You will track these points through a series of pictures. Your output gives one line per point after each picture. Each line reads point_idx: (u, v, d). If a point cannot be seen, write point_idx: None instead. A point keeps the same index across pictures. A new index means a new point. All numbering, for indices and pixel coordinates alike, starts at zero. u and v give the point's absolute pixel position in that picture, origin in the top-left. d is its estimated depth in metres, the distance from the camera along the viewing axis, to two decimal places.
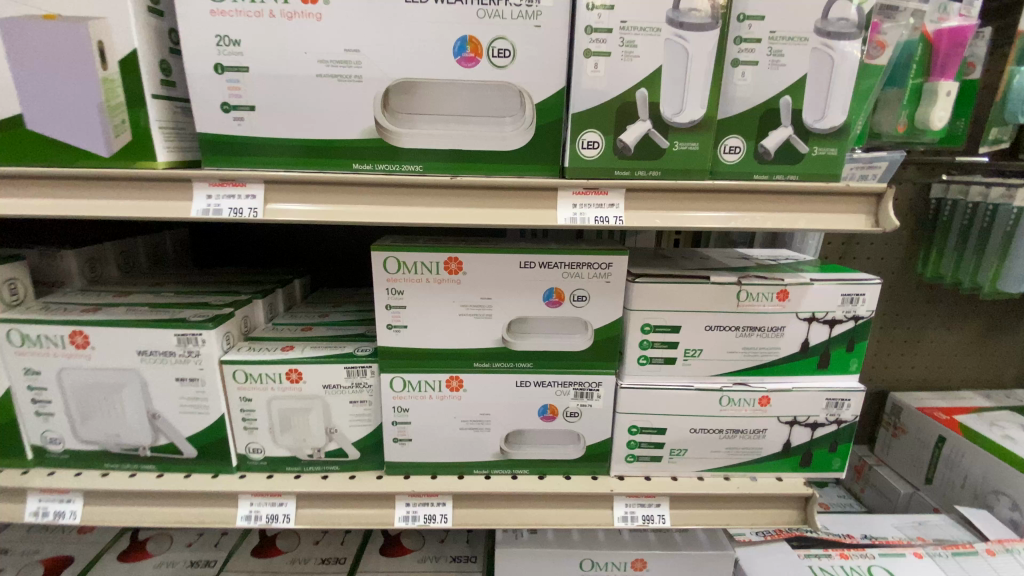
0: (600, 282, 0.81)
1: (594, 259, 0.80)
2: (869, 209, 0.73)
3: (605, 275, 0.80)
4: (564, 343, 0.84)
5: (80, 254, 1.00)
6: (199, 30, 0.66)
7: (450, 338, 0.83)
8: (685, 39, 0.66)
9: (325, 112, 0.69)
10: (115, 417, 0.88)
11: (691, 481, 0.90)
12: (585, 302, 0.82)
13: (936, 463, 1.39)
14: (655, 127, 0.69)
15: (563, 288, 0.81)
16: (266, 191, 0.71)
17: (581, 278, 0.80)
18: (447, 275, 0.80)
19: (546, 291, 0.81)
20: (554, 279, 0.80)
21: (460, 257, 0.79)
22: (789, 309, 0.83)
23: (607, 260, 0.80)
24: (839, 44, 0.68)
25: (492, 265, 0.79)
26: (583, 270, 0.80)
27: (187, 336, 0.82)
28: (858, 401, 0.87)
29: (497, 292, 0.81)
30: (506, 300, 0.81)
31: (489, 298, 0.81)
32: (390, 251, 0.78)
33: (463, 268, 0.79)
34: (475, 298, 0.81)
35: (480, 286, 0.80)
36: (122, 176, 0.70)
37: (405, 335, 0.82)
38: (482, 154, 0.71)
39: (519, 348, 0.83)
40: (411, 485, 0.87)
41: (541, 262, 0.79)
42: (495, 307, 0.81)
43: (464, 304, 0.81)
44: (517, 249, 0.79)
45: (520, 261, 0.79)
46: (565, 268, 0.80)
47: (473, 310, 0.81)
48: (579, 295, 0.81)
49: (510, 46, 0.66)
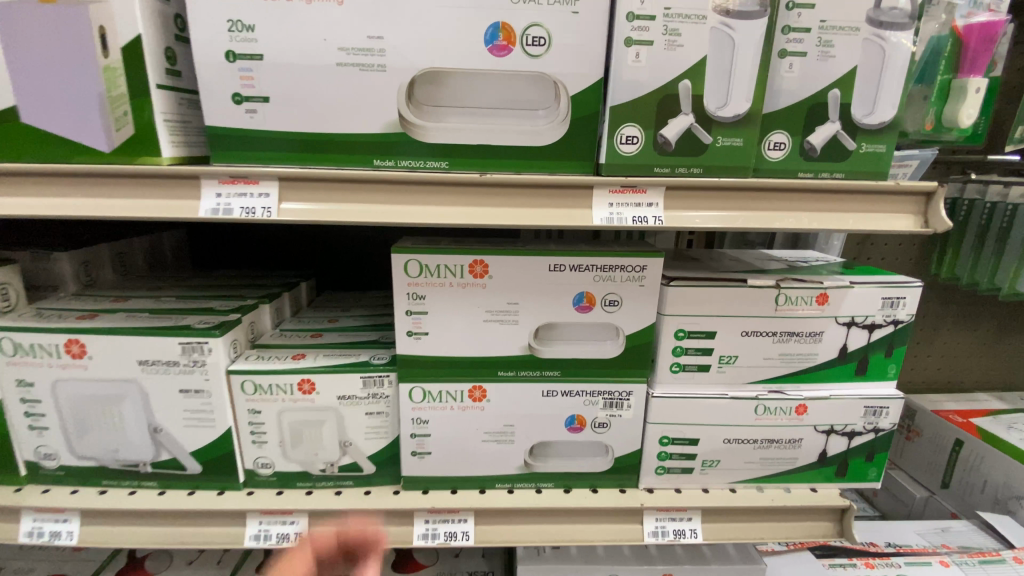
0: (633, 286, 0.77)
1: (627, 261, 0.75)
2: (918, 209, 0.70)
3: (639, 278, 0.76)
4: (594, 350, 0.80)
5: (74, 257, 0.94)
6: (208, 14, 0.61)
7: (473, 346, 0.78)
8: (732, 28, 0.62)
9: (345, 104, 0.64)
10: (114, 431, 0.82)
11: (724, 493, 0.86)
12: (617, 307, 0.77)
13: (954, 468, 1.31)
14: (697, 121, 0.65)
15: (595, 293, 0.77)
16: (280, 189, 0.66)
17: (614, 282, 0.76)
18: (472, 279, 0.75)
19: (576, 295, 0.76)
20: (584, 282, 0.76)
21: (486, 260, 0.74)
22: (828, 313, 0.80)
23: (641, 262, 0.76)
24: (891, 34, 0.64)
25: (519, 268, 0.75)
26: (615, 273, 0.76)
27: (193, 345, 0.77)
28: (897, 409, 0.83)
29: (524, 297, 0.76)
30: (533, 304, 0.77)
31: (516, 302, 0.76)
32: (413, 253, 0.74)
33: (489, 271, 0.75)
34: (501, 303, 0.76)
35: (506, 290, 0.76)
36: (124, 172, 0.65)
37: (427, 342, 0.78)
38: (514, 150, 0.67)
39: (546, 356, 0.79)
40: (430, 501, 0.82)
41: (572, 264, 0.75)
42: (522, 312, 0.77)
43: (489, 309, 0.76)
44: (546, 250, 0.75)
45: (549, 264, 0.75)
46: (597, 271, 0.76)
47: (498, 316, 0.77)
48: (611, 299, 0.77)
49: (546, 35, 0.62)
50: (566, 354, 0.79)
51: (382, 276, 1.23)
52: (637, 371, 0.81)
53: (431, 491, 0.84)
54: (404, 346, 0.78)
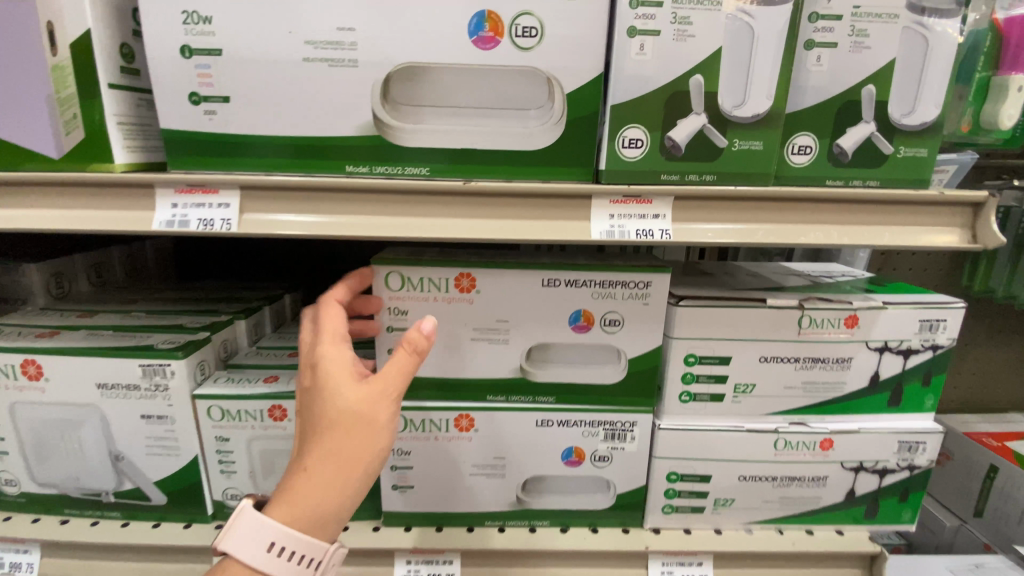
0: (636, 304, 0.69)
1: (631, 277, 0.68)
2: (965, 221, 0.61)
3: (643, 296, 0.68)
4: (591, 376, 0.72)
5: (45, 268, 0.88)
6: (160, 4, 0.54)
7: (460, 369, 0.71)
8: (751, 16, 0.54)
9: (313, 104, 0.57)
10: (74, 459, 0.76)
11: (738, 535, 0.77)
12: (618, 328, 0.70)
13: (988, 495, 1.16)
14: (711, 122, 0.57)
15: (592, 311, 0.69)
16: (243, 199, 0.59)
17: (615, 300, 0.68)
18: (458, 295, 0.68)
19: (572, 314, 0.69)
20: (582, 300, 0.68)
21: (472, 274, 0.67)
22: (858, 337, 0.71)
23: (646, 278, 0.68)
24: (933, 22, 0.56)
25: (510, 285, 0.67)
26: (616, 291, 0.68)
27: (155, 368, 0.71)
28: (935, 444, 0.74)
29: (516, 316, 0.69)
30: (526, 325, 0.69)
31: (506, 322, 0.69)
32: (393, 265, 0.66)
33: (476, 285, 0.67)
34: (490, 323, 0.69)
35: (496, 309, 0.68)
36: (73, 181, 0.58)
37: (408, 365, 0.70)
38: (502, 154, 0.59)
39: (540, 381, 0.72)
40: (413, 540, 0.75)
41: (569, 279, 0.68)
42: (513, 333, 0.69)
43: (477, 328, 0.69)
44: (540, 265, 0.67)
45: (542, 278, 0.67)
46: (596, 287, 0.68)
47: (487, 336, 0.69)
48: (610, 319, 0.69)
49: (538, 24, 0.54)
50: (557, 378, 0.72)
51: None
52: (641, 399, 0.73)
53: (414, 527, 0.77)
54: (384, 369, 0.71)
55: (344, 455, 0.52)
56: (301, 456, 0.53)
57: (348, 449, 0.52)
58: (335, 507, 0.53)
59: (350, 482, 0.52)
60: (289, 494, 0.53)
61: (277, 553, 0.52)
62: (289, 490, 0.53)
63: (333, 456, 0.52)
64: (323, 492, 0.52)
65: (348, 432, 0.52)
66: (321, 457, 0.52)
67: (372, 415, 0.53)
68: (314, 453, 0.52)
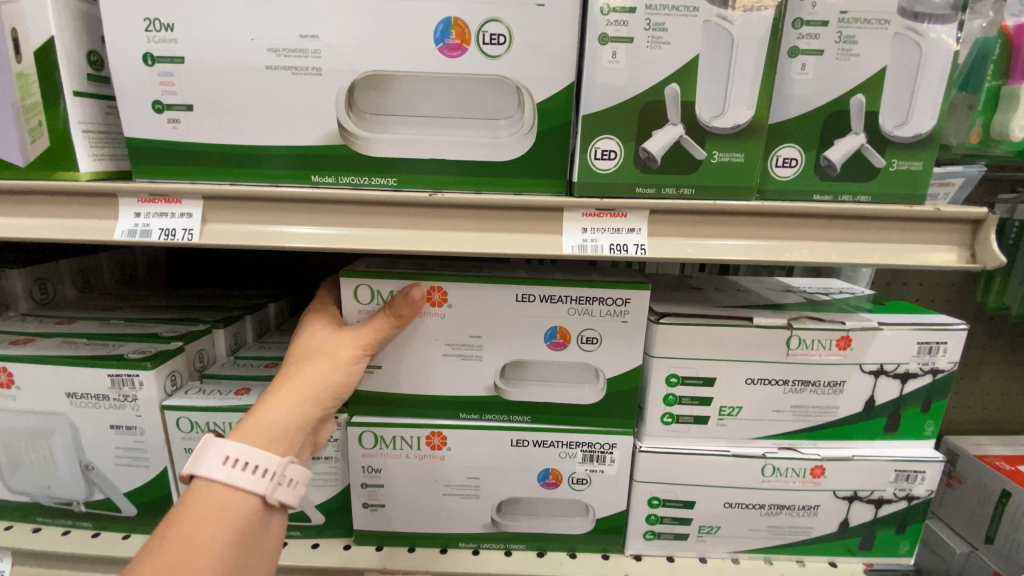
0: (615, 321, 0.66)
1: (609, 293, 0.65)
2: (964, 239, 0.57)
3: (622, 313, 0.66)
4: (568, 395, 0.70)
5: (28, 273, 0.88)
6: (123, 12, 0.54)
7: (433, 384, 0.69)
8: (729, 22, 0.51)
9: (277, 112, 0.56)
10: (44, 467, 0.75)
11: (724, 565, 0.74)
12: (595, 346, 0.67)
13: (1000, 522, 1.10)
14: (688, 133, 0.54)
15: (569, 328, 0.66)
16: (206, 209, 0.58)
17: (592, 317, 0.66)
18: (429, 307, 0.66)
19: (548, 329, 0.66)
20: (558, 316, 0.66)
21: (444, 286, 0.65)
22: (851, 360, 0.67)
23: (624, 295, 0.65)
24: (928, 29, 0.52)
25: (483, 299, 0.65)
26: (593, 307, 0.65)
27: (123, 378, 0.70)
28: (934, 473, 0.70)
29: (489, 331, 0.66)
30: (500, 340, 0.67)
31: (479, 336, 0.67)
32: (363, 277, 0.65)
33: (448, 300, 0.65)
34: (463, 337, 0.67)
35: (468, 323, 0.66)
36: (38, 189, 0.58)
37: (379, 377, 0.69)
38: (472, 165, 0.57)
39: (515, 398, 0.69)
40: (383, 560, 0.72)
41: (545, 295, 0.65)
42: (487, 348, 0.67)
43: (450, 341, 0.67)
44: (513, 279, 0.65)
45: (516, 293, 0.65)
46: (572, 304, 0.65)
47: (459, 350, 0.67)
48: (587, 337, 0.66)
49: (506, 31, 0.53)
50: (534, 398, 0.69)
51: None
52: (621, 418, 0.70)
53: (386, 547, 0.75)
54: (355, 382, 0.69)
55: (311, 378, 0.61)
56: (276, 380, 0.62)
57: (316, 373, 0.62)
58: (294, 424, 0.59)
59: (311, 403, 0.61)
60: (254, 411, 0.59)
61: (235, 464, 0.54)
62: (256, 406, 0.59)
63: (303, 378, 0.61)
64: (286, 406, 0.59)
65: (319, 360, 0.62)
66: (292, 378, 0.61)
67: (342, 351, 0.63)
68: (287, 374, 0.62)
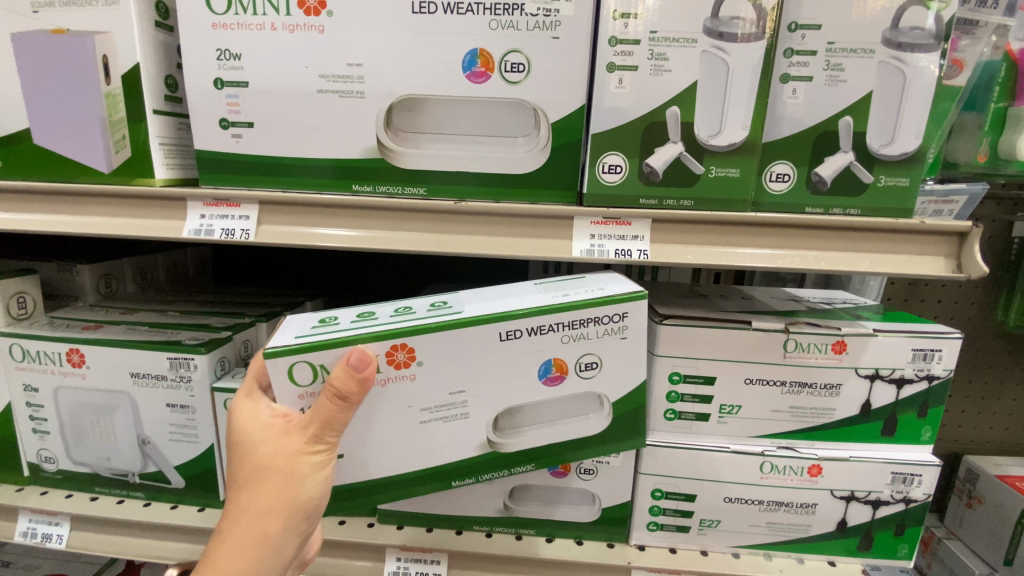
0: (614, 340, 0.62)
1: (604, 311, 0.60)
2: (951, 250, 0.61)
3: (620, 329, 0.62)
4: (575, 430, 0.68)
5: (95, 269, 0.96)
6: (200, 44, 0.63)
7: (424, 452, 0.64)
8: (725, 52, 0.57)
9: (324, 128, 0.64)
10: (107, 440, 0.84)
11: (724, 558, 0.77)
12: (595, 371, 0.63)
13: (1018, 542, 1.08)
14: (687, 150, 0.61)
15: (564, 358, 0.62)
16: (261, 212, 0.67)
17: (589, 340, 0.61)
18: (394, 371, 0.59)
19: (541, 365, 0.62)
20: (551, 347, 0.61)
21: (408, 344, 0.58)
22: (846, 364, 0.71)
23: (623, 308, 0.61)
24: (912, 56, 0.57)
25: (462, 347, 0.59)
26: (589, 329, 0.61)
27: (180, 361, 0.79)
28: (931, 477, 0.72)
29: (473, 384, 0.61)
30: (485, 393, 0.62)
31: (460, 393, 0.61)
32: (298, 354, 0.57)
33: (416, 356, 0.59)
34: (443, 397, 0.61)
35: (446, 379, 0.61)
36: (123, 193, 0.68)
37: (362, 461, 0.63)
38: (494, 177, 0.64)
39: (512, 451, 0.66)
40: (404, 538, 0.79)
41: (532, 327, 0.60)
42: (471, 404, 0.62)
43: (426, 406, 0.61)
44: (493, 315, 0.59)
45: (499, 332, 0.59)
46: (566, 330, 0.60)
47: (440, 413, 0.62)
48: (587, 363, 0.63)
49: (525, 61, 0.60)
50: (545, 441, 0.67)
51: (389, 300, 1.23)
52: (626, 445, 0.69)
53: (406, 527, 0.81)
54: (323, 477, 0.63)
55: (268, 506, 0.53)
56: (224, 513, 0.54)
57: (271, 499, 0.53)
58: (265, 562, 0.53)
59: (276, 533, 0.54)
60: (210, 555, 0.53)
61: None
62: (208, 553, 0.53)
63: (260, 509, 0.53)
64: (248, 549, 0.52)
65: (271, 482, 0.54)
66: (245, 510, 0.54)
67: (296, 461, 0.55)
68: (238, 508, 0.54)
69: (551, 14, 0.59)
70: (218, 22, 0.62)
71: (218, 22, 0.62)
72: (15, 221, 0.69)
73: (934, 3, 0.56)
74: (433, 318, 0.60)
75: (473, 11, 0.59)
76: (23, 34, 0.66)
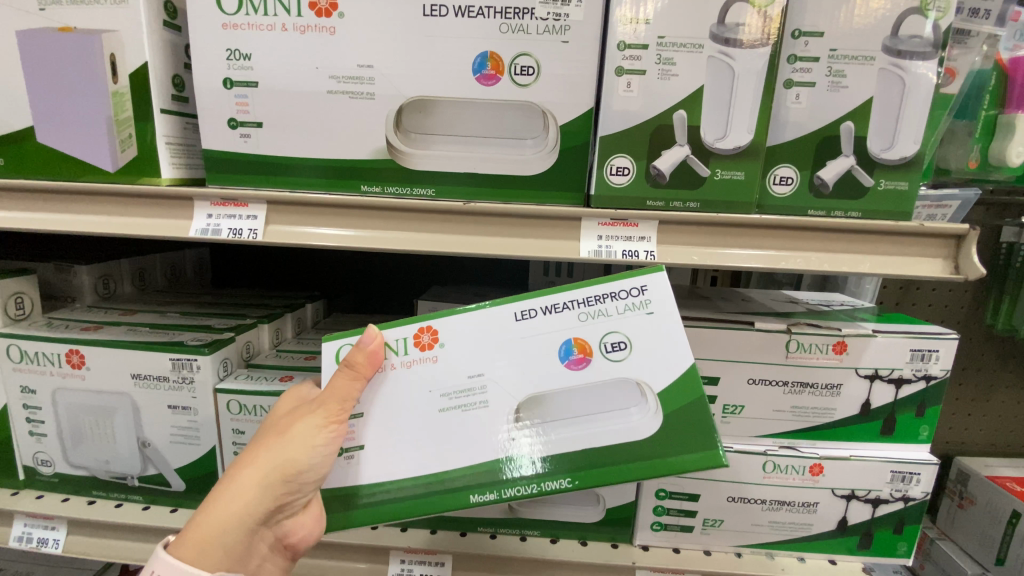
0: (639, 316, 0.59)
1: (619, 286, 0.59)
2: (948, 254, 0.62)
3: (644, 304, 0.59)
4: (617, 426, 0.61)
5: (94, 270, 0.95)
6: (210, 45, 0.63)
7: (442, 450, 0.60)
8: (730, 57, 0.59)
9: (333, 130, 0.65)
10: (106, 442, 0.83)
11: (727, 558, 0.78)
12: (624, 352, 0.59)
13: (1010, 543, 1.10)
14: (693, 153, 0.62)
15: (585, 338, 0.59)
16: (269, 212, 0.67)
17: (610, 318, 0.59)
18: (419, 353, 0.60)
19: (562, 346, 0.59)
20: (569, 326, 0.59)
21: (433, 325, 0.60)
22: (846, 364, 0.72)
23: (640, 282, 0.59)
24: (912, 64, 0.59)
25: (480, 331, 0.60)
26: (608, 306, 0.59)
27: (183, 361, 0.78)
28: (929, 476, 0.74)
29: (490, 365, 0.60)
30: (505, 376, 0.60)
31: (479, 376, 0.60)
32: (344, 337, 0.61)
33: (439, 339, 0.60)
34: (461, 382, 0.60)
35: (465, 361, 0.60)
36: (129, 192, 0.67)
37: (377, 460, 0.61)
38: (502, 178, 0.65)
39: (540, 455, 0.60)
40: (408, 540, 0.78)
41: (546, 305, 0.60)
42: (491, 391, 0.60)
43: (444, 392, 0.60)
44: (511, 297, 0.61)
45: (515, 312, 0.60)
46: (582, 307, 0.59)
47: (458, 400, 0.60)
48: (614, 344, 0.59)
49: (535, 64, 0.61)
50: (587, 442, 0.61)
51: (390, 302, 1.23)
52: (685, 448, 0.59)
53: (411, 529, 0.81)
54: (341, 475, 0.61)
55: (258, 459, 0.55)
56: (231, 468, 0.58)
57: (263, 452, 0.56)
58: (234, 521, 0.53)
59: (254, 489, 0.54)
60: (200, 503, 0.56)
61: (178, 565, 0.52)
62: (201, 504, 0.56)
63: (251, 461, 0.55)
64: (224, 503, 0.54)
65: (272, 438, 0.57)
66: (241, 460, 0.56)
67: (297, 423, 0.57)
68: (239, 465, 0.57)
69: (561, 19, 0.60)
70: (228, 22, 0.62)
71: (229, 22, 0.63)
72: (18, 219, 0.69)
73: (933, 12, 0.58)
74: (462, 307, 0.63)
75: (484, 15, 0.60)
76: (29, 31, 0.65)
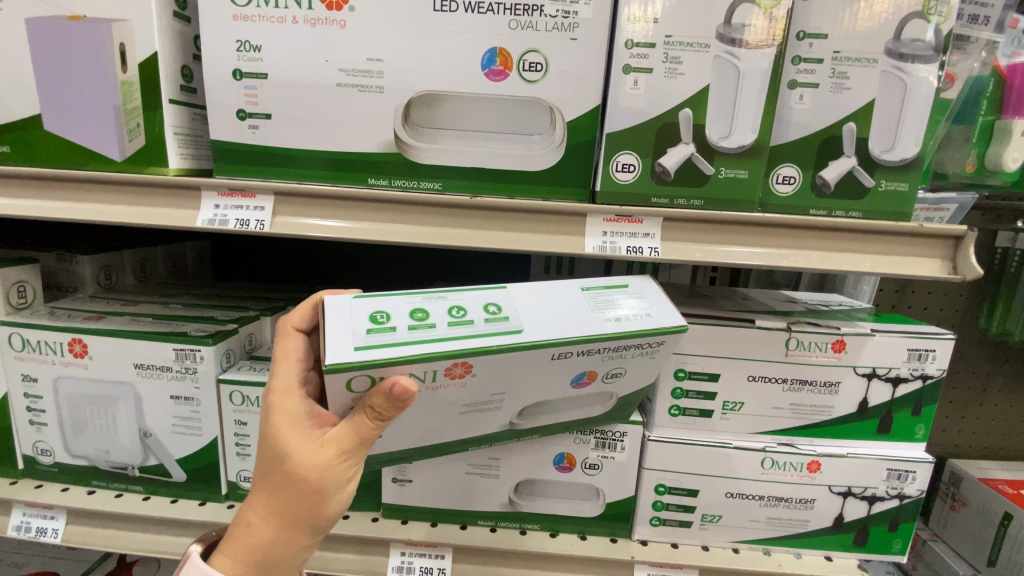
0: (645, 358, 0.62)
1: (646, 339, 0.58)
2: (946, 253, 0.63)
3: (654, 349, 0.61)
4: (576, 412, 0.71)
5: (96, 260, 0.94)
6: (220, 36, 0.64)
7: (449, 432, 0.65)
8: (735, 57, 0.60)
9: (341, 123, 0.65)
10: (107, 432, 0.83)
11: (724, 553, 0.79)
12: (618, 377, 0.64)
13: (1001, 544, 1.11)
14: (698, 151, 0.63)
15: (598, 370, 0.62)
16: (276, 203, 0.67)
17: (624, 358, 0.61)
18: (447, 380, 0.56)
19: (577, 374, 0.61)
20: (591, 363, 0.60)
21: (469, 361, 0.54)
22: (845, 362, 0.73)
23: (661, 337, 0.59)
24: (913, 67, 0.60)
25: (509, 364, 0.56)
26: (628, 352, 0.60)
27: (186, 352, 0.78)
28: (925, 473, 0.75)
29: (511, 387, 0.60)
30: (520, 392, 0.62)
31: (500, 394, 0.61)
32: (361, 369, 0.50)
33: (472, 372, 0.56)
34: (482, 397, 0.60)
35: (489, 385, 0.59)
36: (136, 181, 0.68)
37: (388, 442, 0.63)
38: (509, 173, 0.66)
39: (527, 428, 0.70)
40: (408, 532, 0.78)
41: (582, 349, 0.57)
42: (507, 400, 0.63)
43: (466, 403, 0.61)
44: (549, 342, 0.55)
45: (550, 354, 0.56)
46: (609, 352, 0.59)
47: (476, 406, 0.62)
48: (614, 372, 0.63)
49: (543, 61, 0.62)
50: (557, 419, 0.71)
51: None
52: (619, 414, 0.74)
53: (411, 521, 0.81)
54: None
55: (298, 512, 0.52)
56: (247, 508, 0.53)
57: (300, 506, 0.52)
58: (285, 556, 0.53)
59: (304, 534, 0.53)
60: (234, 551, 0.53)
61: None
62: (235, 541, 0.53)
63: (290, 506, 0.52)
64: (269, 543, 0.52)
65: (305, 488, 0.51)
66: (274, 510, 0.52)
67: (326, 475, 0.51)
68: (266, 505, 0.53)
69: (569, 16, 0.61)
70: (238, 14, 0.63)
71: (239, 14, 0.63)
72: (24, 206, 0.69)
73: (934, 17, 0.59)
74: (490, 331, 0.54)
75: (493, 10, 0.61)
76: (38, 19, 0.66)
